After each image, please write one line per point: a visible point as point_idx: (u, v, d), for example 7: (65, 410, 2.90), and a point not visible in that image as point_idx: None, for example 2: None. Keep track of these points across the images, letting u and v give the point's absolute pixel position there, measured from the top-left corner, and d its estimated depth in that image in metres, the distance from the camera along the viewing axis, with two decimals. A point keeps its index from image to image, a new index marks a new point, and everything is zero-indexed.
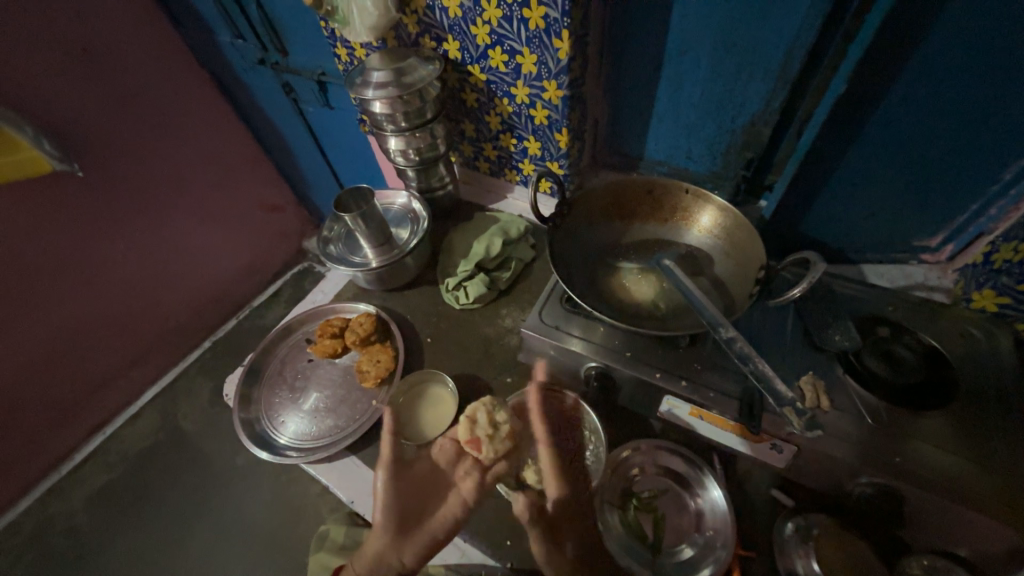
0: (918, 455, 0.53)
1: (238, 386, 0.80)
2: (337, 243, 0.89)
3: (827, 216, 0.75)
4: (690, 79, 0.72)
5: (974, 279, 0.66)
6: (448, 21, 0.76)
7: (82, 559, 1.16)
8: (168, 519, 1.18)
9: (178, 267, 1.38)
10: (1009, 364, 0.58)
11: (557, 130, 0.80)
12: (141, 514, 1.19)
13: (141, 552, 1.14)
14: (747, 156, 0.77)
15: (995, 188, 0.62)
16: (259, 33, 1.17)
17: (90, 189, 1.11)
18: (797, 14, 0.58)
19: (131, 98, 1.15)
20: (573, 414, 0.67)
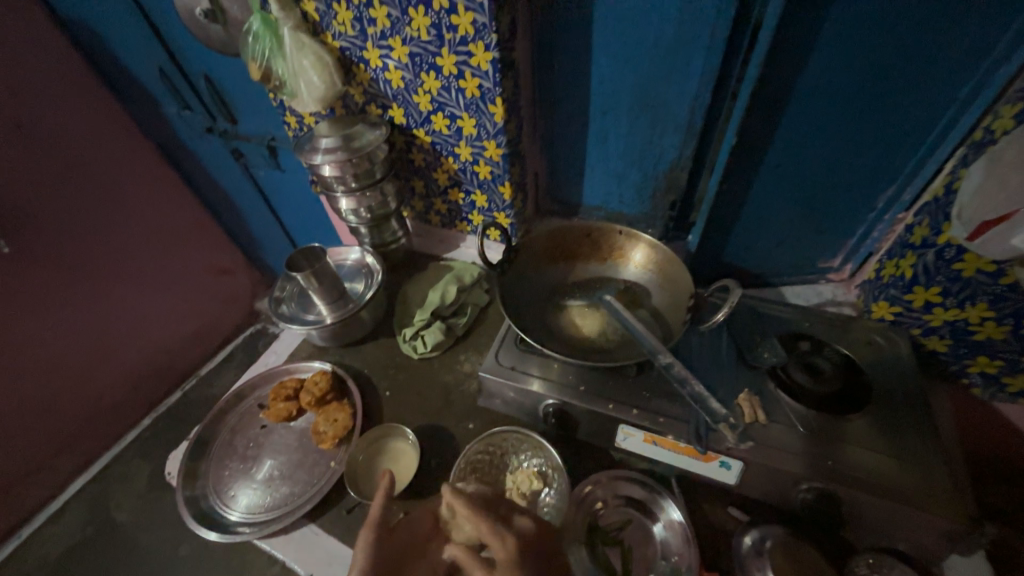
0: (847, 457, 0.58)
1: (183, 461, 0.75)
2: (290, 302, 0.88)
3: (744, 247, 0.84)
4: (612, 134, 0.81)
5: (871, 293, 0.75)
6: (391, 91, 0.83)
7: None
8: None
9: (115, 340, 1.30)
10: (909, 366, 0.66)
11: (500, 184, 0.87)
12: None
13: None
14: (671, 198, 0.85)
15: (872, 216, 0.73)
16: (207, 103, 1.20)
17: (16, 265, 1.05)
18: (690, 80, 0.69)
19: (68, 170, 1.13)
20: (535, 453, 0.68)
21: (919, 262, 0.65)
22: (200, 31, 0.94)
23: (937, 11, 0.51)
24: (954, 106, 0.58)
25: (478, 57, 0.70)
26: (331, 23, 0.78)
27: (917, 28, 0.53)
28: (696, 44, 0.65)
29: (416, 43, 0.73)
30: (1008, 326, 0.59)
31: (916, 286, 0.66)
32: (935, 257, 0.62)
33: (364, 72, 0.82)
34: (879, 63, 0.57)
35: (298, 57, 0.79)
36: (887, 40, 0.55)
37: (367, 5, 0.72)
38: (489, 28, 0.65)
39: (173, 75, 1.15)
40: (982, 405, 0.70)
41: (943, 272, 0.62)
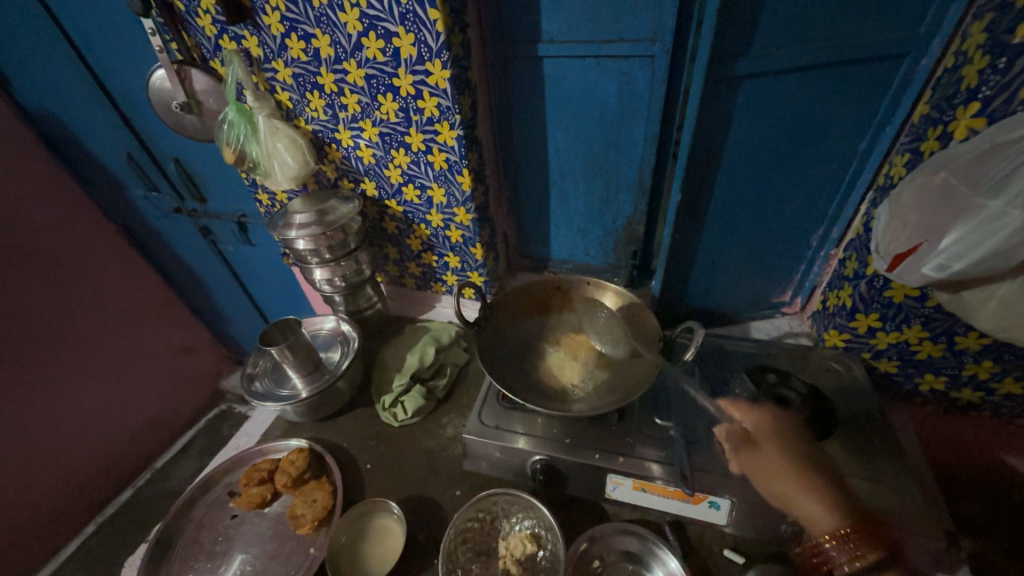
0: (828, 485, 0.60)
1: (141, 567, 0.68)
2: (263, 377, 0.86)
3: (703, 289, 0.90)
4: (572, 195, 0.88)
5: (822, 322, 0.82)
6: (363, 166, 0.88)
7: None
8: None
9: (63, 435, 1.20)
10: (866, 389, 0.71)
11: (472, 245, 0.91)
12: None
13: None
14: (631, 249, 0.91)
15: (810, 253, 0.81)
16: (176, 185, 1.22)
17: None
18: (636, 145, 0.77)
19: (23, 259, 1.09)
20: (526, 514, 0.67)
21: (856, 291, 0.72)
22: (173, 120, 0.98)
23: (828, 84, 0.61)
24: (857, 157, 0.68)
25: (444, 134, 0.76)
26: (304, 109, 0.84)
27: (814, 99, 0.63)
28: (636, 115, 0.74)
29: (386, 124, 0.79)
30: (943, 344, 0.65)
31: (858, 313, 0.73)
32: (868, 287, 0.69)
33: (336, 151, 0.88)
34: (790, 127, 0.66)
35: (271, 140, 0.84)
36: (793, 108, 0.64)
37: (338, 94, 0.78)
38: (452, 110, 0.72)
39: (143, 160, 1.18)
40: (940, 421, 0.75)
41: (877, 299, 0.69)
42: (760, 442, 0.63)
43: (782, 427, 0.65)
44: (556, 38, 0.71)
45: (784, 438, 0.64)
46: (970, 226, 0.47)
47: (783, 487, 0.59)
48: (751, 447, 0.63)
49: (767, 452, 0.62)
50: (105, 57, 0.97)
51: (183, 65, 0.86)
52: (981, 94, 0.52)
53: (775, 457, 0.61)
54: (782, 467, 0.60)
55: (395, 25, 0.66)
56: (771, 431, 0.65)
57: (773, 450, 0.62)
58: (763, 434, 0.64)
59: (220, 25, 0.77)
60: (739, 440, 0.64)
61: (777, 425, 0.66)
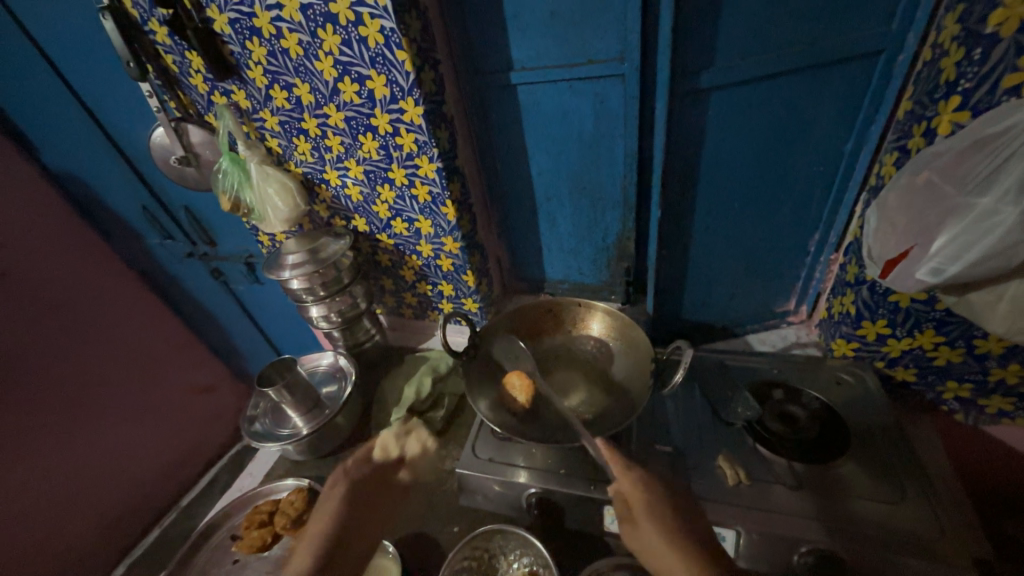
0: (845, 511, 0.56)
1: None
2: (264, 418, 0.87)
3: (700, 303, 0.86)
4: (559, 217, 0.88)
5: (829, 331, 0.78)
6: (352, 204, 0.90)
7: None
8: None
9: (90, 479, 1.23)
10: (881, 401, 0.67)
11: (463, 273, 0.91)
12: None
13: None
14: (624, 265, 0.89)
15: (810, 259, 0.77)
16: (188, 231, 1.28)
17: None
18: (617, 163, 0.77)
19: (48, 312, 1.15)
20: (524, 551, 0.64)
21: (859, 297, 0.69)
22: (176, 173, 1.03)
23: (805, 88, 0.60)
24: (844, 159, 0.65)
25: (424, 167, 0.77)
26: (293, 154, 0.87)
27: (788, 106, 0.61)
28: (613, 133, 0.74)
29: (369, 162, 0.81)
30: (961, 349, 0.61)
31: (864, 320, 0.69)
32: (870, 292, 0.66)
33: (326, 191, 0.90)
34: (767, 133, 0.64)
35: (263, 185, 0.86)
36: (767, 115, 0.63)
37: (321, 136, 0.81)
38: (429, 144, 0.73)
39: (156, 210, 1.24)
40: (975, 431, 0.68)
41: (883, 305, 0.65)
42: (636, 516, 0.54)
43: (655, 487, 0.56)
44: (526, 66, 0.72)
45: (655, 499, 0.54)
46: (962, 226, 0.44)
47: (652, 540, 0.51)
48: (632, 524, 0.54)
49: (644, 530, 0.52)
50: (117, 119, 1.04)
51: (181, 122, 0.91)
52: (960, 87, 0.50)
53: (651, 532, 0.52)
54: (658, 545, 0.50)
55: (368, 68, 0.68)
56: (645, 496, 0.55)
57: (648, 524, 0.52)
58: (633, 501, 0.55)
59: (210, 82, 0.82)
60: (623, 515, 0.56)
61: (649, 482, 0.56)
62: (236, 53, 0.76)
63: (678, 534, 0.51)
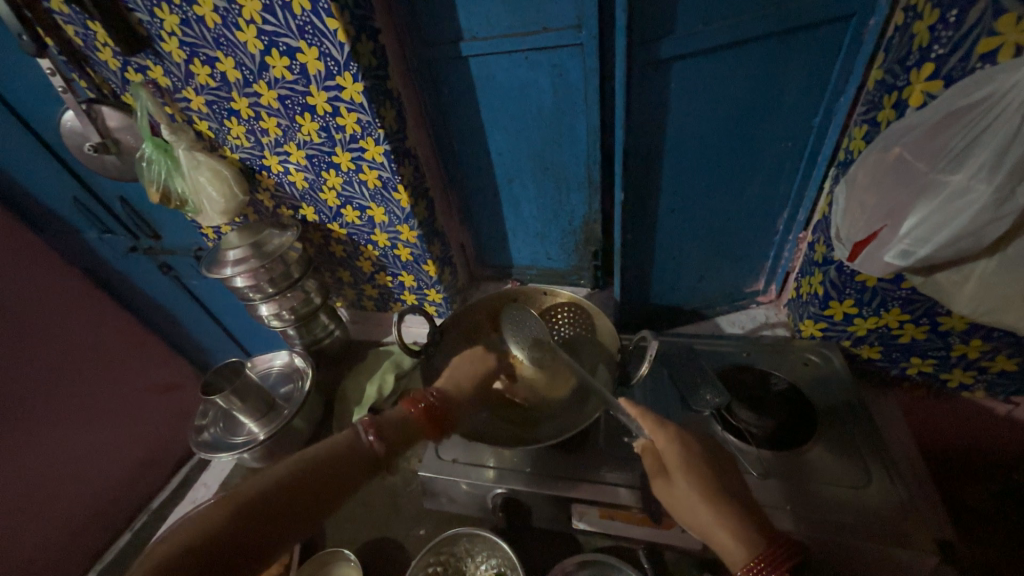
0: (811, 496, 0.55)
1: None
2: (214, 426, 0.81)
3: (668, 286, 0.84)
4: (523, 200, 0.83)
5: (797, 311, 0.76)
6: (298, 191, 0.83)
7: None
8: None
9: (43, 489, 1.15)
10: (847, 379, 0.66)
11: (424, 262, 0.86)
12: None
13: None
14: (592, 248, 0.85)
15: (779, 238, 0.75)
16: (127, 223, 1.18)
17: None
18: (580, 141, 0.72)
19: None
20: (490, 554, 0.62)
21: (827, 278, 0.66)
22: (96, 162, 0.92)
23: (774, 56, 0.56)
24: (813, 134, 0.62)
25: (370, 150, 0.70)
26: (226, 138, 0.78)
27: (756, 76, 0.57)
28: (574, 109, 0.69)
29: (310, 145, 0.73)
30: (926, 326, 0.60)
31: (831, 301, 0.67)
32: (838, 272, 0.64)
33: (267, 178, 0.82)
34: (735, 107, 0.60)
35: (194, 174, 0.78)
36: (734, 86, 0.58)
37: (255, 118, 0.73)
38: (374, 124, 0.67)
39: (89, 203, 1.13)
40: (931, 404, 0.69)
41: (851, 285, 0.63)
42: (671, 471, 0.51)
43: (690, 445, 0.52)
44: (476, 36, 0.65)
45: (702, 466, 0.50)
46: (933, 205, 0.41)
47: (693, 493, 0.48)
48: (664, 478, 0.51)
49: (680, 488, 0.49)
50: (26, 100, 0.93)
51: (94, 103, 0.81)
52: (933, 54, 0.46)
53: (689, 492, 0.48)
54: (697, 502, 0.48)
55: (296, 39, 0.61)
56: (685, 457, 0.51)
57: (687, 484, 0.49)
58: (670, 455, 0.51)
59: (122, 57, 0.73)
60: (654, 469, 0.52)
61: (685, 441, 0.52)
62: (146, 23, 0.67)
63: (718, 491, 0.48)
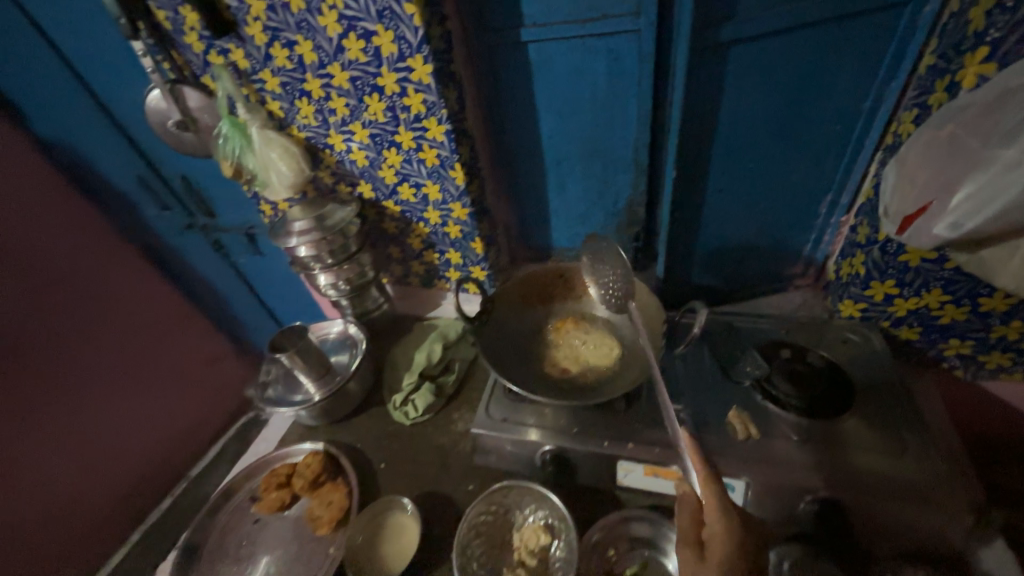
0: (848, 461, 0.58)
1: (174, 568, 0.71)
2: (276, 384, 0.88)
3: (709, 266, 0.87)
4: (569, 182, 0.87)
5: (835, 293, 0.79)
6: (358, 169, 0.88)
7: None
8: None
9: (100, 447, 1.22)
10: (885, 357, 0.68)
11: (472, 240, 0.90)
12: None
13: None
14: (634, 231, 0.89)
15: (820, 221, 0.78)
16: (186, 202, 1.25)
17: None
18: (630, 124, 0.76)
19: (56, 281, 1.14)
20: (539, 506, 0.66)
21: (869, 259, 0.69)
22: (172, 139, 0.99)
23: (828, 42, 0.59)
24: (862, 119, 0.65)
25: (432, 130, 0.75)
26: (295, 117, 0.84)
27: (809, 61, 0.60)
28: (627, 93, 0.72)
29: (375, 125, 0.79)
30: (966, 307, 0.62)
31: (872, 281, 0.70)
32: (881, 252, 0.67)
33: (330, 156, 0.88)
34: (786, 91, 0.63)
35: (266, 151, 0.84)
36: (788, 70, 0.62)
37: (326, 98, 0.78)
38: (438, 104, 0.71)
39: (154, 182, 1.21)
40: (969, 386, 0.71)
41: (892, 265, 0.65)
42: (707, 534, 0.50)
43: (729, 513, 0.50)
44: (537, 22, 0.69)
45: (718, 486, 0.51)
46: (982, 180, 0.44)
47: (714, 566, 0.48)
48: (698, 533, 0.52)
49: (709, 554, 0.49)
50: (109, 81, 1.01)
51: (175, 84, 0.87)
52: (988, 38, 0.49)
53: (715, 563, 0.48)
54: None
55: (374, 23, 0.66)
56: (722, 527, 0.49)
57: (716, 555, 0.49)
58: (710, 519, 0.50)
59: (207, 40, 0.79)
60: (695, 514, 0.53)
61: (728, 510, 0.50)
62: (234, 8, 0.73)
63: (739, 567, 0.48)
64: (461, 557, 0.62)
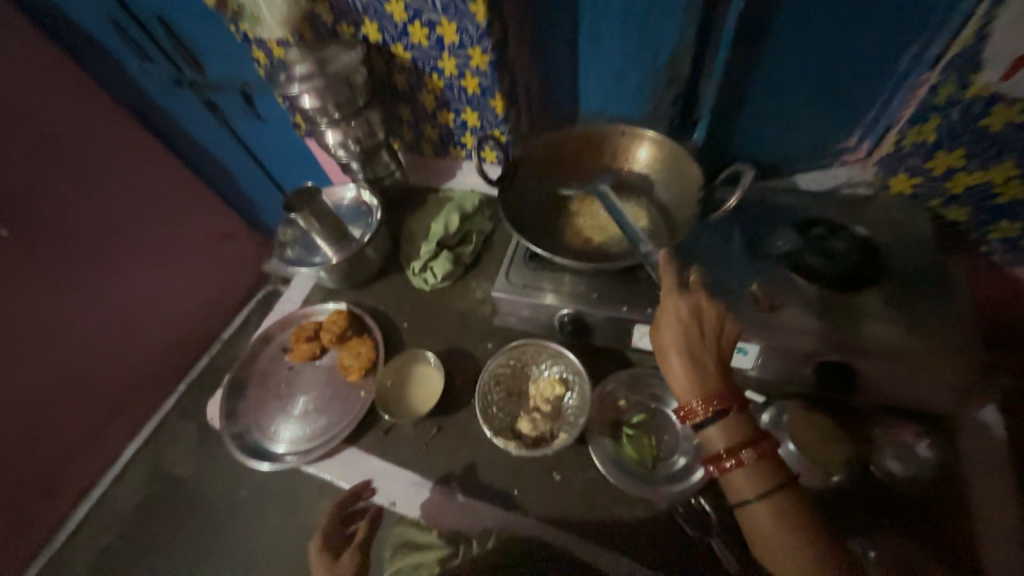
0: (865, 333, 0.58)
1: (223, 403, 0.79)
2: (294, 246, 0.87)
3: (752, 134, 0.80)
4: (606, 27, 0.75)
5: (889, 166, 0.71)
6: (360, 2, 0.75)
7: None
8: None
9: (144, 313, 1.23)
10: (926, 237, 0.65)
11: (491, 97, 0.81)
12: None
13: None
14: (673, 92, 0.79)
15: (892, 82, 0.67)
16: (170, 52, 1.06)
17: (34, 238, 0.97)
18: None
19: (72, 142, 1.01)
20: (554, 362, 0.71)
21: (944, 123, 0.63)
22: None
23: None
24: None
25: None
26: None
27: None
28: None
29: None
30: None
31: (939, 150, 0.65)
32: (963, 113, 0.61)
33: None
34: None
35: None
36: None
37: None
38: None
39: (122, 19, 1.00)
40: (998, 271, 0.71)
41: (971, 128, 0.61)
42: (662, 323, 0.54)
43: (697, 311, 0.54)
44: None
45: (699, 372, 0.51)
46: None
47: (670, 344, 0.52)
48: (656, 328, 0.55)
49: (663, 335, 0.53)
50: None
51: None
52: None
53: (670, 344, 0.53)
54: (671, 352, 0.52)
55: None
56: (682, 316, 0.53)
57: (668, 335, 0.53)
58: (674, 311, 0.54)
59: None
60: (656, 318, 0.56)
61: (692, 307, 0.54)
62: None
63: (692, 348, 0.52)
64: (480, 396, 0.68)
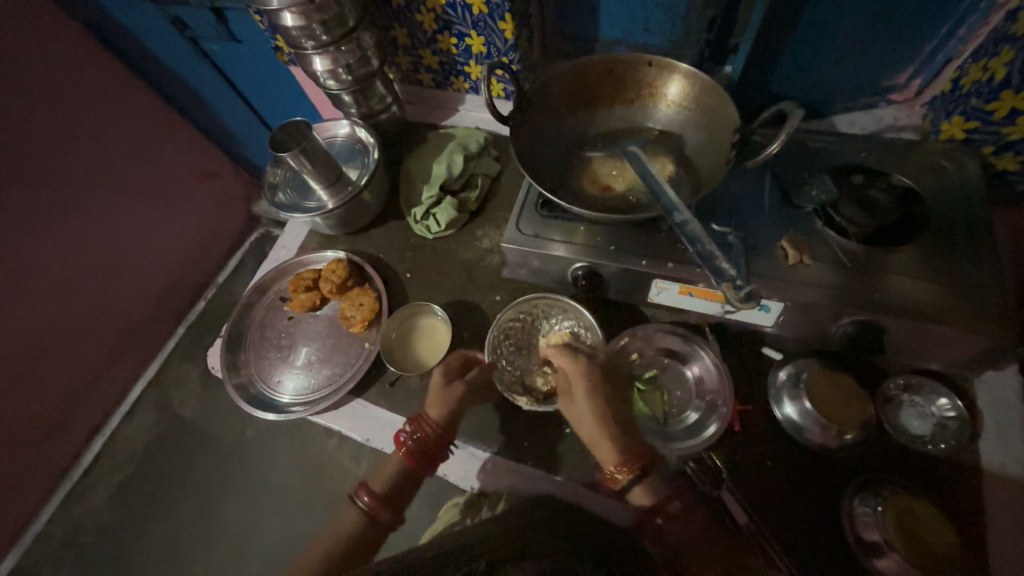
0: (896, 291, 0.55)
1: (222, 354, 0.76)
2: (285, 189, 0.81)
3: (795, 67, 0.71)
4: None
5: (943, 109, 0.65)
6: None
7: (121, 560, 1.14)
8: (199, 513, 1.16)
9: (132, 255, 1.19)
10: (976, 186, 0.60)
11: (499, 18, 0.71)
12: (184, 507, 1.17)
13: (193, 552, 1.13)
14: (708, 15, 0.69)
15: (966, 4, 0.59)
16: None
17: (3, 177, 0.89)
18: None
19: (27, 68, 0.90)
20: (565, 316, 0.69)
21: (1019, 58, 0.54)
22: None
23: None
24: None
25: None
26: None
27: None
28: None
29: None
30: None
31: (1005, 91, 0.56)
32: None
33: None
34: None
35: None
36: None
37: None
38: None
39: None
40: None
41: None
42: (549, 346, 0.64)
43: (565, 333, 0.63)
44: None
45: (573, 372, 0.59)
46: None
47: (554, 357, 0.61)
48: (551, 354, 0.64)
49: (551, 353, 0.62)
50: None
51: None
52: None
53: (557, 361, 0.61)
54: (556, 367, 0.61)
55: None
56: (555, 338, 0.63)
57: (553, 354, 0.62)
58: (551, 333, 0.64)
59: None
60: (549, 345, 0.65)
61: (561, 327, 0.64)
62: None
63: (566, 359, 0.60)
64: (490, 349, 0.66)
